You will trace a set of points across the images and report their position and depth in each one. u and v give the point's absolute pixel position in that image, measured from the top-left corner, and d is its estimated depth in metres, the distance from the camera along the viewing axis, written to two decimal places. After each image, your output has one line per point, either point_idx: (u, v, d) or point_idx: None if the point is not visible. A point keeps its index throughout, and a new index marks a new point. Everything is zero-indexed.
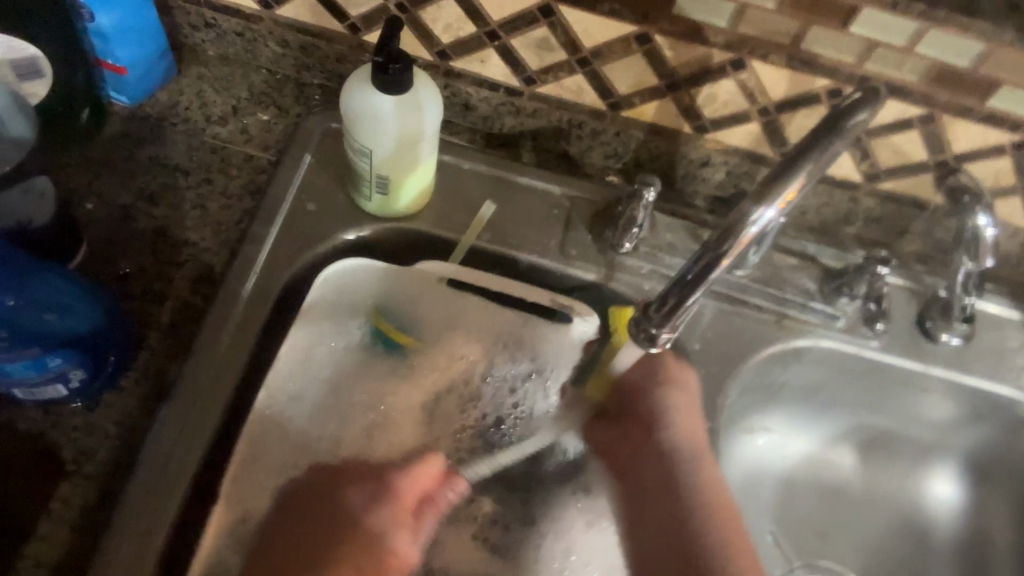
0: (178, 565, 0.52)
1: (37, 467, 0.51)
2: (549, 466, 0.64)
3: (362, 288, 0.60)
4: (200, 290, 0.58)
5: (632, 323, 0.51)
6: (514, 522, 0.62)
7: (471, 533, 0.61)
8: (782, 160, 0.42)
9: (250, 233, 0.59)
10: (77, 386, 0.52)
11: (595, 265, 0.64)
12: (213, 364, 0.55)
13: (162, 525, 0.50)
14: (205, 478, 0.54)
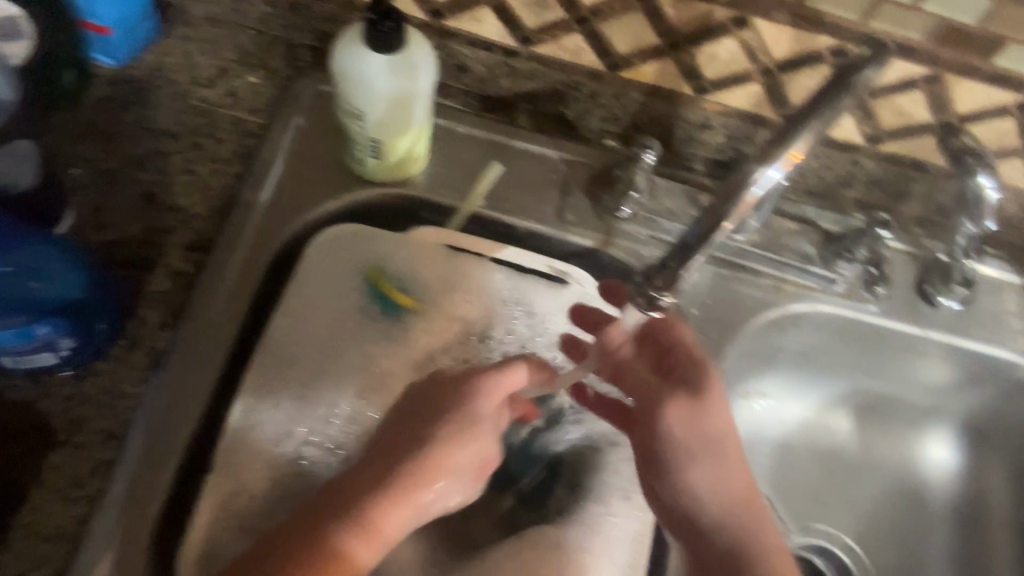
0: (174, 532, 0.52)
1: (28, 436, 0.51)
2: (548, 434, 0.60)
3: (358, 251, 0.60)
4: (190, 257, 0.57)
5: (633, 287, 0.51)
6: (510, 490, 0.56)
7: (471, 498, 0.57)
8: (788, 119, 0.41)
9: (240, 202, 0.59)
10: (67, 355, 0.51)
11: (594, 231, 0.63)
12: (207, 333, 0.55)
13: (158, 492, 0.51)
14: (199, 446, 0.54)
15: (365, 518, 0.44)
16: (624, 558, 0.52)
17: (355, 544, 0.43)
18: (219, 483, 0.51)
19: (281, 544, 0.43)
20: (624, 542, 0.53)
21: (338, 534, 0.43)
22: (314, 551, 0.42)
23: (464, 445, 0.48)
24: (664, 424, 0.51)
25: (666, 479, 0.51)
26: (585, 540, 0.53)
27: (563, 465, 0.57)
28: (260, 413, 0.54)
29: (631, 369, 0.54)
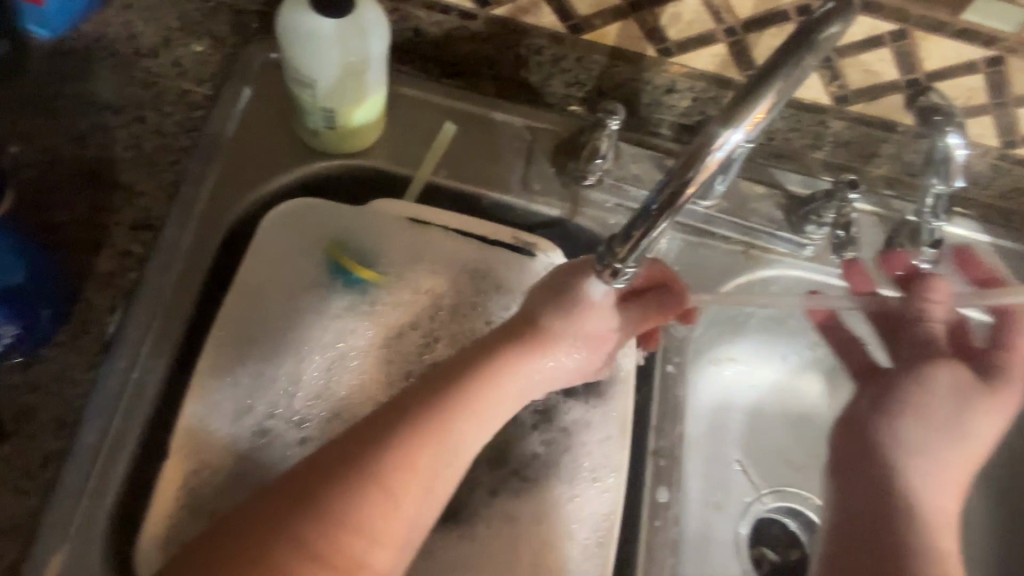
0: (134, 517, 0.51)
1: None
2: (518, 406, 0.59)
3: (316, 224, 0.58)
4: (139, 237, 0.55)
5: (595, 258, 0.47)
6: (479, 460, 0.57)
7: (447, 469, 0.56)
8: (752, 77, 0.39)
9: (190, 181, 0.57)
10: (9, 342, 0.48)
11: (559, 200, 0.61)
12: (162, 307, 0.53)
13: (114, 482, 0.49)
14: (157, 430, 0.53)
15: (461, 414, 0.45)
16: (586, 535, 0.53)
17: (454, 436, 0.45)
18: (180, 462, 0.50)
19: (393, 457, 0.42)
20: (592, 518, 0.53)
21: (436, 428, 0.44)
22: (413, 445, 0.43)
23: (576, 343, 0.50)
24: (919, 379, 0.62)
25: (898, 433, 0.59)
26: (553, 517, 0.54)
27: (529, 435, 0.58)
28: (217, 392, 0.52)
29: (932, 343, 0.63)
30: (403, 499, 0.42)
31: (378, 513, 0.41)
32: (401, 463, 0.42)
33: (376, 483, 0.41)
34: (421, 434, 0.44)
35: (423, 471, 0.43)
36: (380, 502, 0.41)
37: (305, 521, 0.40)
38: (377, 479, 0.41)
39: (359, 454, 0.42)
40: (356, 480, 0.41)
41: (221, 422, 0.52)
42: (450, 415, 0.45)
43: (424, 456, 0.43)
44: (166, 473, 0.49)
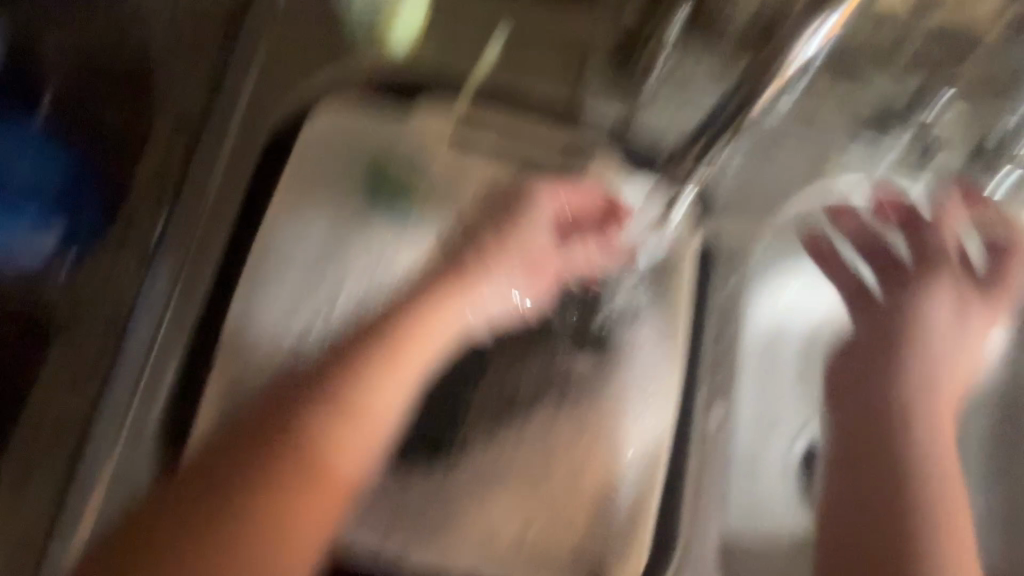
0: None
1: (27, 329, 0.52)
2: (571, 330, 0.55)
3: (359, 132, 0.54)
4: (182, 135, 0.57)
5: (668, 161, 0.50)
6: (527, 389, 0.54)
7: (499, 395, 0.54)
8: None
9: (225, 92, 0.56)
10: (61, 236, 0.53)
11: (616, 104, 0.59)
12: (209, 210, 0.53)
13: (159, 395, 0.49)
14: None
15: (393, 361, 0.43)
16: (637, 459, 0.51)
17: (392, 384, 0.42)
18: (220, 379, 0.48)
19: (332, 406, 0.40)
20: (647, 439, 0.52)
21: (351, 391, 0.41)
22: (304, 437, 0.39)
23: (523, 267, 0.50)
24: (917, 304, 0.54)
25: (886, 351, 0.54)
26: (603, 434, 0.52)
27: (571, 349, 0.54)
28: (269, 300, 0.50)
29: (942, 255, 0.55)
30: (347, 453, 0.40)
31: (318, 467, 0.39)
32: (331, 415, 0.40)
33: (314, 441, 0.39)
34: (308, 421, 0.40)
35: (327, 463, 0.39)
36: (322, 447, 0.39)
37: (247, 481, 0.38)
38: (311, 431, 0.40)
39: (287, 419, 0.40)
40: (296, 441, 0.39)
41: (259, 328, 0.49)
42: (383, 361, 0.42)
43: (324, 445, 0.40)
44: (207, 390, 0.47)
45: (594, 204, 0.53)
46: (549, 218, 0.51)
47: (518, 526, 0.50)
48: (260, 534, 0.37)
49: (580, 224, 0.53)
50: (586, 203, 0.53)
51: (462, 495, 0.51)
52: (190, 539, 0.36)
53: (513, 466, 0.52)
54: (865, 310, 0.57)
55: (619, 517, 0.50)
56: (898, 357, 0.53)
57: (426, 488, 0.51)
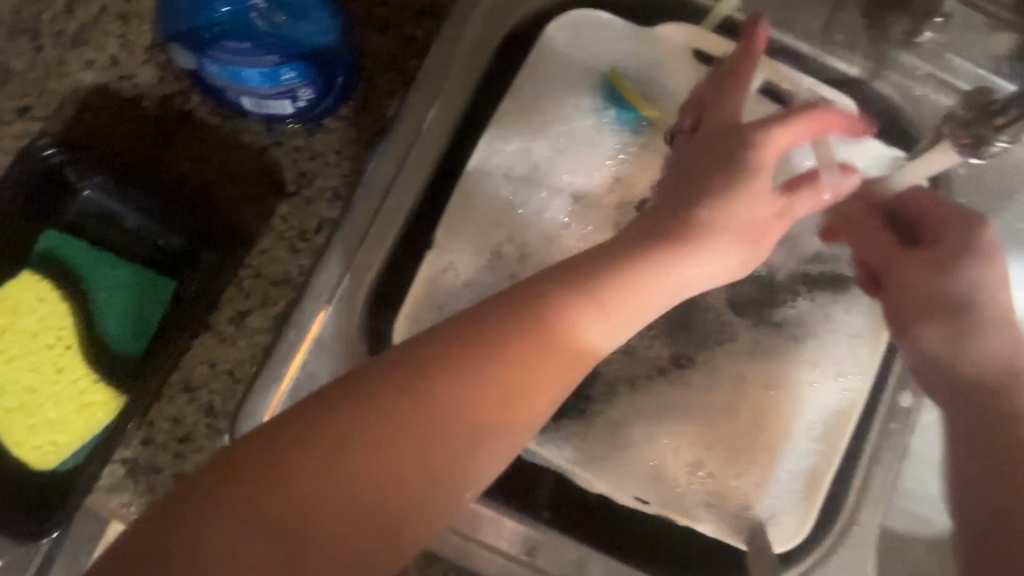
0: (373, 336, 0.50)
1: (259, 181, 0.51)
2: (748, 300, 0.53)
3: (604, 43, 0.54)
4: (425, 25, 0.54)
5: (967, 115, 0.41)
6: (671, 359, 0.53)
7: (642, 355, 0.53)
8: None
9: None
10: (302, 106, 0.49)
11: (862, 57, 0.54)
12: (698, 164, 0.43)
13: (360, 287, 0.49)
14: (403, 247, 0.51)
15: (497, 355, 0.37)
16: (814, 422, 0.51)
17: (521, 371, 0.37)
18: (421, 297, 0.49)
19: (391, 426, 0.35)
20: (831, 409, 0.51)
21: (511, 360, 0.37)
22: (426, 440, 0.35)
23: (743, 247, 0.43)
24: (938, 231, 0.48)
25: (905, 269, 0.48)
26: (783, 393, 0.51)
27: (741, 323, 0.53)
28: (489, 190, 0.51)
29: (933, 207, 0.49)
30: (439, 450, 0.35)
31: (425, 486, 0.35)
32: (455, 414, 0.36)
33: (393, 423, 0.35)
34: (405, 433, 0.35)
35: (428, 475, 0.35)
36: (477, 415, 0.36)
37: (375, 449, 0.34)
38: (403, 446, 0.35)
39: (396, 430, 0.35)
40: (405, 414, 0.35)
41: (485, 204, 0.51)
42: (572, 292, 0.39)
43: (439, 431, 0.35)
44: (408, 301, 0.49)
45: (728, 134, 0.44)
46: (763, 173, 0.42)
47: (687, 468, 0.50)
48: (332, 518, 0.33)
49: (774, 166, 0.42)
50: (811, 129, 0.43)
51: (626, 426, 0.51)
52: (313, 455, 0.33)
53: (661, 416, 0.51)
54: (914, 256, 0.48)
55: (784, 481, 0.50)
56: (925, 285, 0.47)
57: (579, 428, 0.51)
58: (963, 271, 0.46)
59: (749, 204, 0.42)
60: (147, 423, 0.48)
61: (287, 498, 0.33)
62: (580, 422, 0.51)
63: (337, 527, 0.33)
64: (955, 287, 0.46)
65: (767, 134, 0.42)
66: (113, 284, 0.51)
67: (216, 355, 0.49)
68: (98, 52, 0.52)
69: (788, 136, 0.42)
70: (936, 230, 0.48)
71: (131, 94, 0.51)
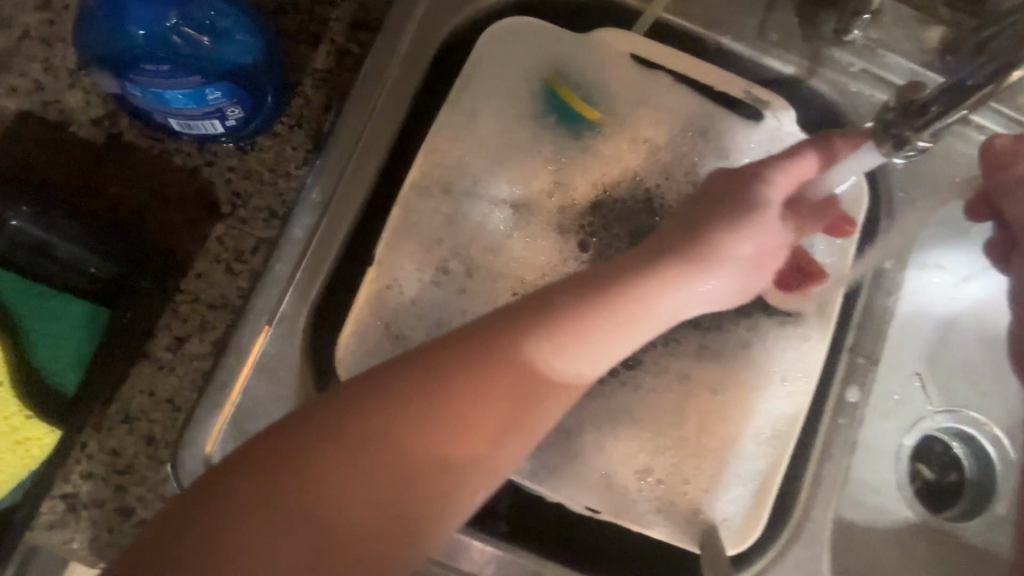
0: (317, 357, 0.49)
1: (193, 204, 0.50)
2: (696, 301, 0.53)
3: (541, 48, 0.52)
4: (358, 37, 0.53)
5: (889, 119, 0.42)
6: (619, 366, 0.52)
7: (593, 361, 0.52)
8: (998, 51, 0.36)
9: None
10: (233, 125, 0.48)
11: (798, 55, 0.53)
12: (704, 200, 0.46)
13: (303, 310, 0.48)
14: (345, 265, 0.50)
15: (479, 381, 0.39)
16: (763, 426, 0.51)
17: (515, 388, 0.40)
18: (364, 316, 0.48)
19: (379, 443, 0.37)
20: (778, 414, 0.51)
21: (508, 378, 0.40)
22: (428, 453, 0.38)
23: (744, 275, 0.46)
24: None
25: None
26: (730, 395, 0.51)
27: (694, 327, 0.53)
28: (429, 203, 0.50)
29: None
30: (417, 470, 0.37)
31: (426, 499, 0.38)
32: (436, 437, 0.38)
33: (396, 434, 0.37)
34: (409, 444, 0.37)
35: (427, 488, 0.38)
36: (475, 431, 0.39)
37: (379, 458, 0.37)
38: (392, 461, 0.37)
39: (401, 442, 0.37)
40: (413, 428, 0.38)
41: (426, 216, 0.50)
42: (573, 309, 0.41)
43: (439, 444, 0.38)
44: (351, 319, 0.48)
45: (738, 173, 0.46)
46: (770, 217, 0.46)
47: (637, 475, 0.50)
48: (335, 521, 0.36)
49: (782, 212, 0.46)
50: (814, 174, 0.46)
51: (577, 436, 0.50)
52: (321, 458, 0.36)
53: (614, 425, 0.51)
54: None
55: (738, 485, 0.50)
56: None
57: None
58: None
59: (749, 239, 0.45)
60: (84, 455, 0.47)
61: (292, 501, 0.35)
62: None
63: (342, 529, 0.36)
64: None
65: (768, 177, 0.45)
66: (45, 314, 0.49)
67: (155, 383, 0.48)
68: (21, 77, 0.50)
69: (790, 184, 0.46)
70: None
71: (59, 120, 0.50)
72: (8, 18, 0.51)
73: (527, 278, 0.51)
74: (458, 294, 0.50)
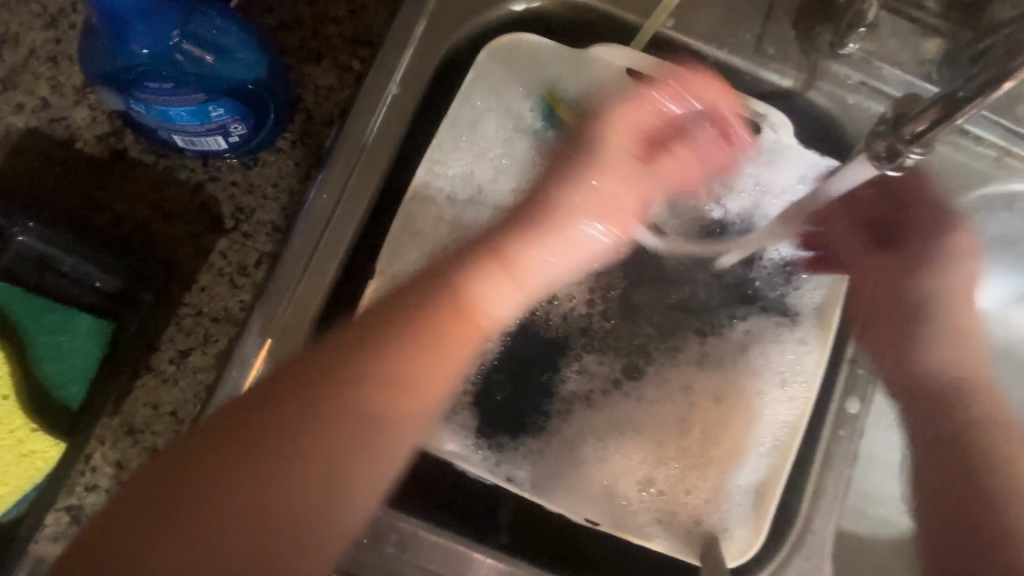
0: None
1: (196, 219, 0.51)
2: (695, 314, 0.55)
3: (539, 65, 0.53)
4: (359, 54, 0.54)
5: (885, 130, 0.42)
6: (623, 376, 0.54)
7: (593, 372, 0.54)
8: (990, 63, 0.37)
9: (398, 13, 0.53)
10: (236, 141, 0.49)
11: (795, 68, 0.54)
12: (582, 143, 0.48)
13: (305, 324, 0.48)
14: (348, 279, 0.51)
15: (385, 358, 0.41)
16: (765, 436, 0.51)
17: (412, 361, 0.41)
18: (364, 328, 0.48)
19: (305, 426, 0.38)
20: (780, 422, 0.51)
21: (404, 351, 0.41)
22: (327, 430, 0.39)
23: (623, 216, 0.48)
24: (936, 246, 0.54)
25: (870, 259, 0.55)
26: (730, 403, 0.52)
27: (694, 338, 0.55)
28: (431, 216, 0.51)
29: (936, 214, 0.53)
30: (314, 448, 0.38)
31: (333, 474, 0.39)
32: (338, 414, 0.39)
33: (297, 413, 0.39)
34: (308, 423, 0.39)
35: (332, 466, 0.39)
36: (374, 401, 0.40)
37: (278, 447, 0.38)
38: (293, 445, 0.38)
39: (301, 425, 0.38)
40: (313, 408, 0.39)
41: (428, 225, 0.51)
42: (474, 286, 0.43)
43: (341, 422, 0.39)
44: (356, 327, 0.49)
45: (608, 122, 0.48)
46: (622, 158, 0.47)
47: (639, 485, 0.50)
48: (240, 513, 0.37)
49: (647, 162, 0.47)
50: (668, 117, 0.47)
51: (578, 444, 0.52)
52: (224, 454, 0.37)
53: (616, 435, 0.52)
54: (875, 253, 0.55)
55: (741, 494, 0.50)
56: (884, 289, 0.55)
57: (536, 445, 0.51)
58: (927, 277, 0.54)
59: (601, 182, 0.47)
60: (87, 464, 0.49)
61: (195, 506, 0.36)
62: (537, 440, 0.51)
63: (250, 522, 0.37)
64: (915, 288, 0.54)
65: (613, 112, 0.48)
66: (53, 327, 0.49)
67: (160, 397, 0.50)
68: (29, 95, 0.51)
69: (638, 139, 0.47)
70: (909, 233, 0.55)
71: (65, 136, 0.51)
72: (15, 36, 0.52)
73: None
74: None
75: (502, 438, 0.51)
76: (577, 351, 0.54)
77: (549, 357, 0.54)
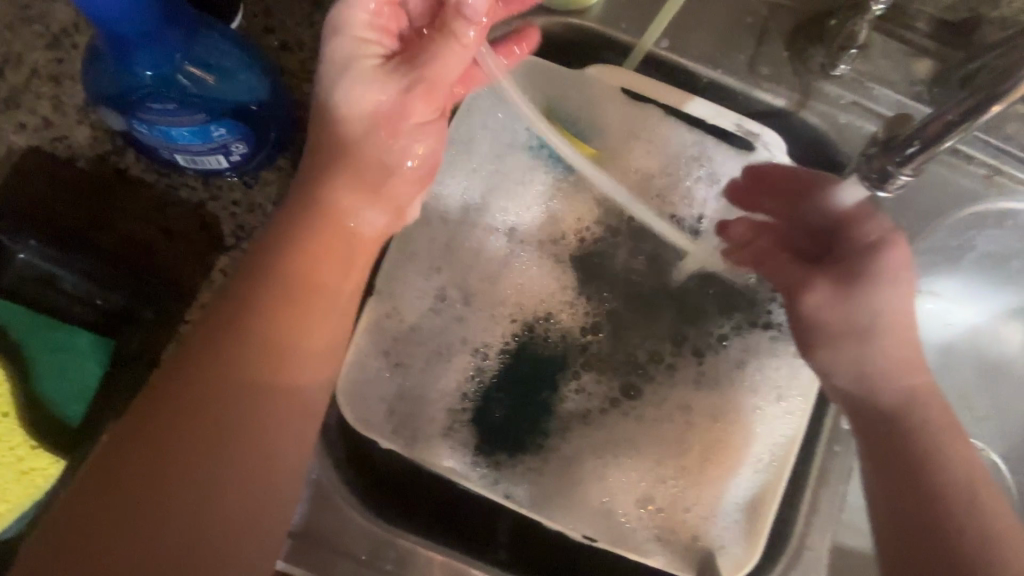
0: None
1: (196, 237, 0.52)
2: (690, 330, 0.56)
3: (532, 86, 0.54)
4: None
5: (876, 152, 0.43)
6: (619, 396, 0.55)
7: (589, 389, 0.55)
8: (977, 87, 0.37)
9: None
10: (237, 160, 0.50)
11: (789, 88, 0.54)
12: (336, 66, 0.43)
13: None
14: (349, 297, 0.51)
15: (259, 313, 0.40)
16: (759, 454, 0.50)
17: (288, 313, 0.40)
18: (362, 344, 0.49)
19: (207, 403, 0.37)
20: (778, 441, 0.50)
21: (278, 302, 0.40)
22: (233, 397, 0.38)
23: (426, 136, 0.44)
24: (878, 255, 0.48)
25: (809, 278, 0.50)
26: (728, 423, 0.52)
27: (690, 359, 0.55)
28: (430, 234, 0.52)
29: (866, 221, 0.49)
30: (223, 417, 0.37)
31: (259, 434, 0.38)
32: (243, 377, 0.38)
33: (203, 390, 0.37)
34: (211, 397, 0.37)
35: (257, 435, 0.38)
36: (264, 353, 0.39)
37: (192, 438, 0.36)
38: (205, 426, 0.37)
39: (210, 406, 0.37)
40: (216, 382, 0.38)
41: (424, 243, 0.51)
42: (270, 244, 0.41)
43: (244, 385, 0.38)
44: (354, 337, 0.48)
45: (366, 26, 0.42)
46: (374, 72, 0.42)
47: (637, 503, 0.51)
48: (189, 503, 0.36)
49: (413, 64, 0.42)
50: None
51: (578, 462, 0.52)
52: (150, 459, 0.35)
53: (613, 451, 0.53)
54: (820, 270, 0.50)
55: (736, 511, 0.50)
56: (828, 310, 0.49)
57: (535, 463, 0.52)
58: (883, 298, 0.47)
59: (365, 99, 0.42)
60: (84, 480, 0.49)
61: (137, 521, 0.35)
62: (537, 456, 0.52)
63: (210, 509, 0.36)
64: (867, 314, 0.47)
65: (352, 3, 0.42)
66: (53, 345, 0.49)
67: None
68: (30, 114, 0.52)
69: (383, 43, 0.42)
70: (847, 242, 0.50)
71: (66, 155, 0.52)
72: (18, 56, 0.52)
73: (526, 304, 0.55)
74: (458, 322, 0.53)
75: (500, 454, 0.52)
76: (572, 368, 0.55)
77: (549, 374, 0.55)
